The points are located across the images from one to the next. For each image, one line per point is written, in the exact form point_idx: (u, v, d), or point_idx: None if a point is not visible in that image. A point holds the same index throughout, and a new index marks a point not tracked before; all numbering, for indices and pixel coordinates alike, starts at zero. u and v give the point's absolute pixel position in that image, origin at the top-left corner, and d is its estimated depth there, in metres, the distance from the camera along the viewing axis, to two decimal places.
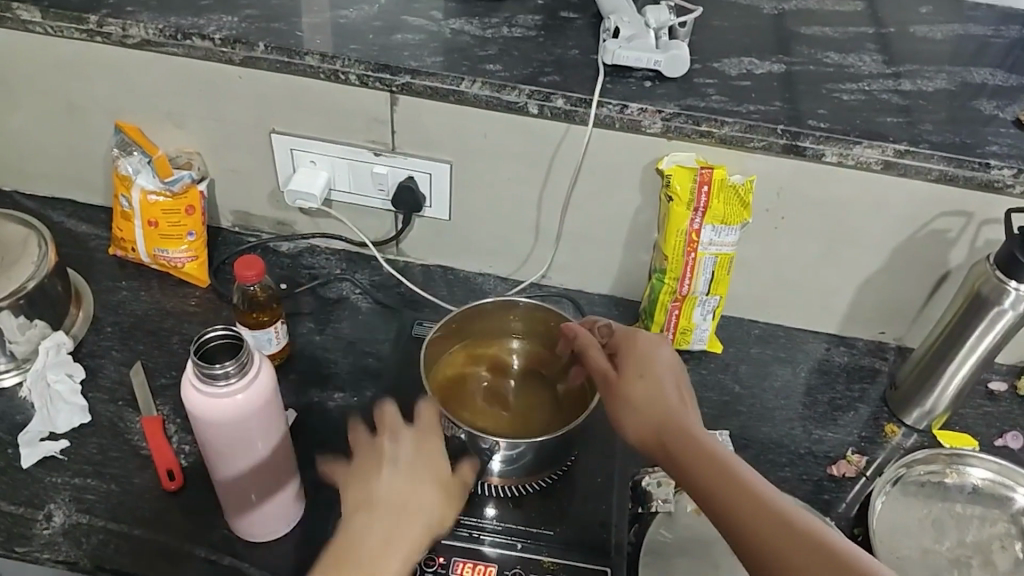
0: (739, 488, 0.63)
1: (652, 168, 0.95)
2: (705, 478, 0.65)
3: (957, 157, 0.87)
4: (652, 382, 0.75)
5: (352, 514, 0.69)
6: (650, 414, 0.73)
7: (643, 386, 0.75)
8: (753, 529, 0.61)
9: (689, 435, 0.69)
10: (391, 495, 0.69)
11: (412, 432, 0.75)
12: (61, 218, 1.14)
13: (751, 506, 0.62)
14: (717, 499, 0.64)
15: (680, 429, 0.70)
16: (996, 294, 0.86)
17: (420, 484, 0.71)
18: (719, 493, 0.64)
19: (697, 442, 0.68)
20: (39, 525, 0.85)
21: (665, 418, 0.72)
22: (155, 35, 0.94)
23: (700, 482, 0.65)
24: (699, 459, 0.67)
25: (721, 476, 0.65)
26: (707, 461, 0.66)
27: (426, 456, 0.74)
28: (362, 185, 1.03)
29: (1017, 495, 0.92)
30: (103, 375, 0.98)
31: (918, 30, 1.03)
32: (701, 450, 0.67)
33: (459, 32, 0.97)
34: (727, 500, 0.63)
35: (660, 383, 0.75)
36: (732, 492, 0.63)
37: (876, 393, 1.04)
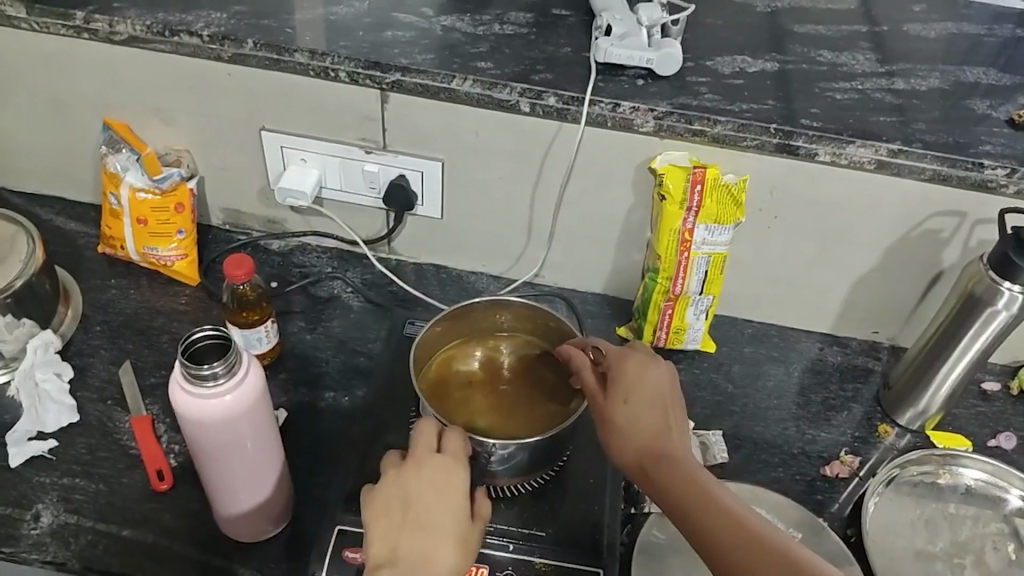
0: (747, 538, 0.63)
1: (645, 166, 0.95)
2: (710, 528, 0.65)
3: (950, 157, 0.87)
4: (644, 415, 0.74)
5: (373, 569, 0.70)
6: (645, 452, 0.72)
7: (637, 419, 0.74)
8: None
9: (688, 478, 0.68)
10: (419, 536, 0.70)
11: (438, 465, 0.74)
12: (49, 216, 1.13)
13: (761, 558, 0.62)
14: (726, 549, 0.64)
15: (678, 469, 0.69)
16: (990, 295, 0.85)
17: (444, 524, 0.71)
18: (728, 545, 0.63)
19: (697, 486, 0.68)
20: (27, 525, 0.84)
21: (660, 459, 0.71)
22: (143, 32, 0.93)
23: (706, 532, 0.65)
24: (702, 506, 0.66)
25: (727, 526, 0.64)
26: (710, 508, 0.66)
27: (447, 499, 0.73)
28: (353, 183, 1.02)
29: (1011, 496, 0.92)
30: (92, 374, 0.97)
31: (911, 29, 1.02)
32: (703, 496, 0.67)
33: (451, 29, 0.96)
34: (736, 555, 0.63)
35: (653, 415, 0.74)
36: (740, 543, 0.63)
37: (870, 392, 1.04)
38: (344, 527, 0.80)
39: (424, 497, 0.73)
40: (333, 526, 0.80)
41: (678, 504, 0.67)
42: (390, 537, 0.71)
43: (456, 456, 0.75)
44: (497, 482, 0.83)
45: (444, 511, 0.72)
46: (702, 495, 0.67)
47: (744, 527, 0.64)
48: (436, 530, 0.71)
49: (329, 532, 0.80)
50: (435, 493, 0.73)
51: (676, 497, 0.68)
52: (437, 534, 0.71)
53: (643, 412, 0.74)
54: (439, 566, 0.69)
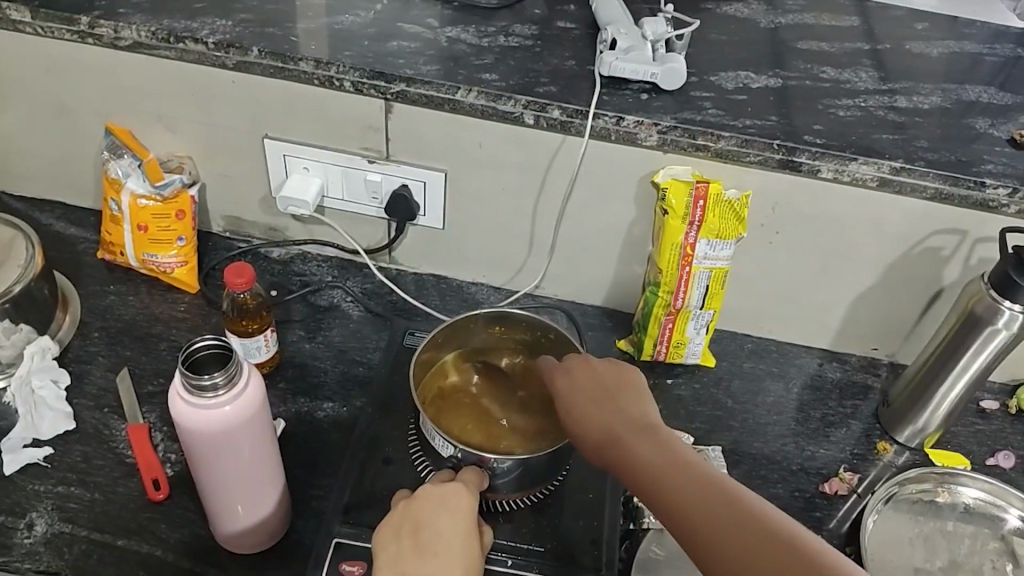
0: (730, 511, 0.62)
1: (648, 181, 0.95)
2: (691, 507, 0.63)
3: (952, 176, 0.87)
4: (618, 407, 0.74)
5: None
6: (620, 440, 0.71)
7: (611, 412, 0.74)
8: (753, 555, 0.59)
9: (663, 459, 0.68)
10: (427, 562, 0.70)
11: (451, 494, 0.75)
12: (48, 221, 1.13)
13: (745, 530, 0.60)
14: (706, 527, 0.62)
15: (655, 451, 0.69)
16: (990, 313, 0.86)
17: (452, 551, 0.71)
18: (710, 522, 0.62)
19: (676, 465, 0.67)
20: (21, 533, 0.83)
21: (636, 443, 0.70)
22: (147, 38, 0.93)
23: (686, 512, 0.63)
24: (681, 482, 0.65)
25: (708, 500, 0.63)
26: (690, 485, 0.65)
27: (458, 527, 0.73)
28: (355, 193, 1.02)
29: (1009, 516, 0.92)
30: (89, 381, 0.96)
31: (913, 46, 1.03)
32: (681, 473, 0.66)
33: (456, 40, 0.96)
34: (719, 530, 0.61)
35: (628, 404, 0.74)
36: (724, 519, 0.62)
37: (869, 409, 1.04)
38: (341, 539, 0.80)
39: (435, 521, 0.73)
40: (331, 539, 0.80)
41: (655, 485, 0.66)
42: (396, 562, 0.71)
43: (468, 488, 0.77)
44: (496, 497, 0.82)
45: (453, 539, 0.72)
46: (681, 472, 0.66)
47: (727, 498, 0.63)
48: (443, 552, 0.71)
49: (326, 545, 0.79)
50: (445, 518, 0.74)
51: (653, 480, 0.67)
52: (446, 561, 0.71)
53: (619, 404, 0.74)
54: None
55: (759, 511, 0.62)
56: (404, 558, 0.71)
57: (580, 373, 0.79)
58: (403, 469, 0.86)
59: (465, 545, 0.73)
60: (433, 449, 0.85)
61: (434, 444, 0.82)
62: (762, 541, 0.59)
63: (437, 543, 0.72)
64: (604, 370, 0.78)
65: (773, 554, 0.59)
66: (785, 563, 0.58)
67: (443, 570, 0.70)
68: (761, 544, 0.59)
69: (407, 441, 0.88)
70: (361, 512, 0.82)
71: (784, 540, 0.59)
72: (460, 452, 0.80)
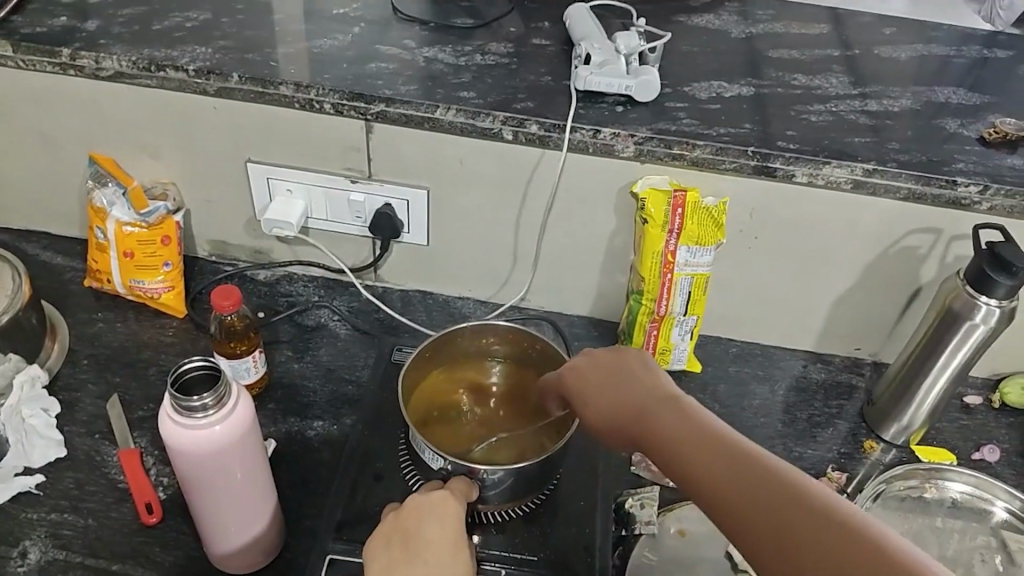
0: (749, 473, 0.57)
1: (627, 191, 0.96)
2: (709, 472, 0.59)
3: (924, 176, 0.89)
4: (636, 386, 0.72)
5: None
6: (640, 416, 0.69)
7: (630, 391, 0.72)
8: (756, 512, 0.55)
9: (680, 428, 0.64)
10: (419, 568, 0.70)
11: (439, 501, 0.76)
12: (35, 251, 1.13)
13: (764, 492, 0.56)
14: (723, 492, 0.58)
15: (672, 422, 0.65)
16: (968, 309, 0.87)
17: (443, 553, 0.72)
18: (728, 487, 0.58)
19: (694, 433, 0.63)
20: (14, 562, 0.83)
21: (651, 416, 0.67)
22: (129, 68, 0.94)
23: (702, 479, 0.59)
24: (699, 449, 0.61)
25: (726, 464, 0.59)
26: (707, 451, 0.61)
27: (447, 531, 0.74)
28: (339, 213, 1.03)
29: (996, 508, 0.93)
30: (80, 409, 0.97)
31: (882, 51, 1.05)
32: (699, 440, 0.62)
33: (433, 59, 0.98)
34: (737, 495, 0.57)
35: (646, 381, 0.72)
36: (727, 476, 0.58)
37: (854, 408, 1.05)
38: (335, 555, 0.80)
39: (424, 527, 0.74)
40: (324, 555, 0.80)
41: (674, 456, 0.63)
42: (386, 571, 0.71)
43: (456, 495, 0.77)
44: (485, 508, 0.83)
45: (443, 545, 0.73)
46: (698, 440, 0.62)
47: (747, 462, 0.58)
48: (434, 556, 0.71)
49: (319, 562, 0.79)
50: (434, 524, 0.74)
51: (672, 450, 0.63)
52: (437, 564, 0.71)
53: (637, 383, 0.72)
54: None
55: (780, 472, 0.57)
56: (391, 564, 0.71)
57: (597, 362, 0.78)
58: (394, 485, 0.87)
59: (456, 549, 0.73)
60: (424, 464, 0.85)
61: (424, 457, 0.83)
62: (782, 502, 0.55)
63: (426, 547, 0.72)
64: (612, 358, 0.77)
65: (793, 515, 0.54)
66: (785, 518, 0.54)
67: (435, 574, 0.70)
68: (780, 506, 0.55)
69: (397, 457, 0.89)
70: (353, 528, 0.82)
71: (806, 501, 0.54)
72: (450, 464, 0.80)
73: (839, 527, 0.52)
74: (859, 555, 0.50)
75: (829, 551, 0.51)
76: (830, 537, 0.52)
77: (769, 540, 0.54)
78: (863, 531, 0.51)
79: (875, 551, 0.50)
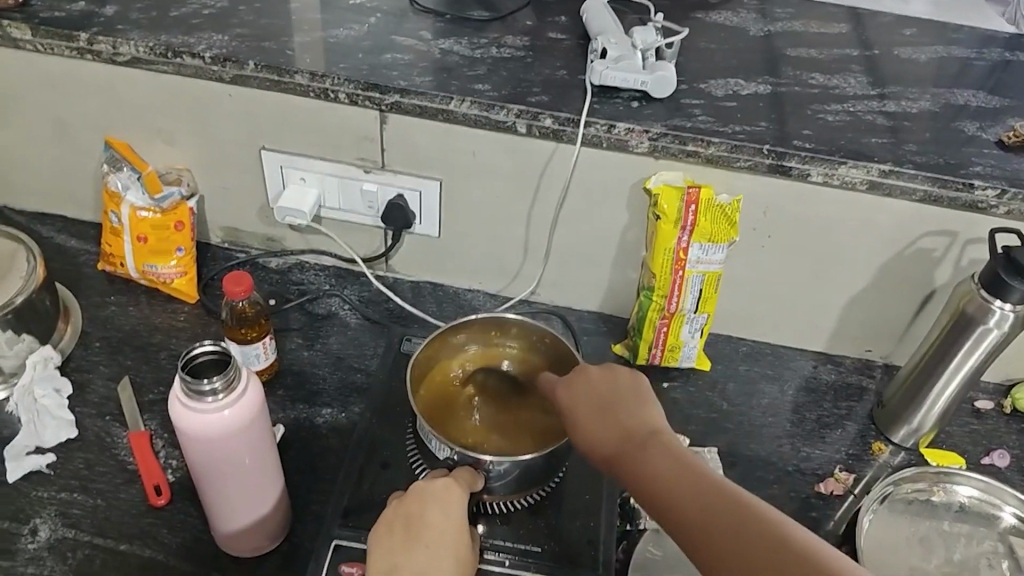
0: (737, 521, 0.60)
1: (641, 187, 0.96)
2: (697, 517, 0.62)
3: (940, 177, 0.88)
4: (625, 417, 0.74)
5: None
6: (629, 449, 0.71)
7: (620, 422, 0.74)
8: (744, 554, 0.59)
9: (668, 470, 0.67)
10: (418, 563, 0.71)
11: (441, 489, 0.76)
12: (50, 234, 1.14)
13: (750, 540, 0.59)
14: (711, 539, 0.61)
15: (661, 461, 0.68)
16: (981, 313, 0.86)
17: (442, 546, 0.72)
18: (714, 533, 0.61)
19: (683, 476, 0.66)
20: (24, 539, 0.84)
21: (640, 450, 0.70)
22: (146, 53, 0.94)
23: (691, 524, 0.62)
24: (689, 494, 0.64)
25: (713, 511, 0.62)
26: (697, 494, 0.64)
27: (448, 521, 0.74)
28: (352, 202, 1.04)
29: (1005, 513, 0.92)
30: (91, 390, 0.97)
31: (902, 52, 1.04)
32: (690, 485, 0.65)
33: (449, 51, 0.98)
34: (723, 543, 0.60)
35: (633, 413, 0.74)
36: (716, 519, 0.61)
37: (863, 410, 1.05)
38: (341, 541, 0.80)
39: (424, 517, 0.74)
40: (330, 540, 0.80)
41: (661, 497, 0.65)
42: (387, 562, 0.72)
43: (459, 482, 0.77)
44: (490, 498, 0.83)
45: (443, 536, 0.73)
46: (688, 483, 0.65)
47: (735, 510, 0.61)
48: (433, 547, 0.72)
49: (325, 547, 0.80)
50: (435, 513, 0.74)
51: (659, 490, 0.66)
52: (436, 558, 0.72)
53: (625, 415, 0.74)
54: None
55: (768, 520, 0.60)
56: (394, 552, 0.72)
57: (588, 383, 0.79)
58: (401, 473, 0.87)
59: (456, 540, 0.73)
60: (430, 454, 0.85)
61: (431, 447, 0.83)
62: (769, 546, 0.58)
63: (427, 536, 0.73)
64: (599, 378, 0.78)
65: (779, 565, 0.57)
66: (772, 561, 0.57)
67: (434, 566, 0.71)
68: (766, 554, 0.58)
69: (405, 446, 0.89)
70: (359, 515, 0.83)
71: (792, 551, 0.57)
72: (456, 453, 0.80)
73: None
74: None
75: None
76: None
77: None
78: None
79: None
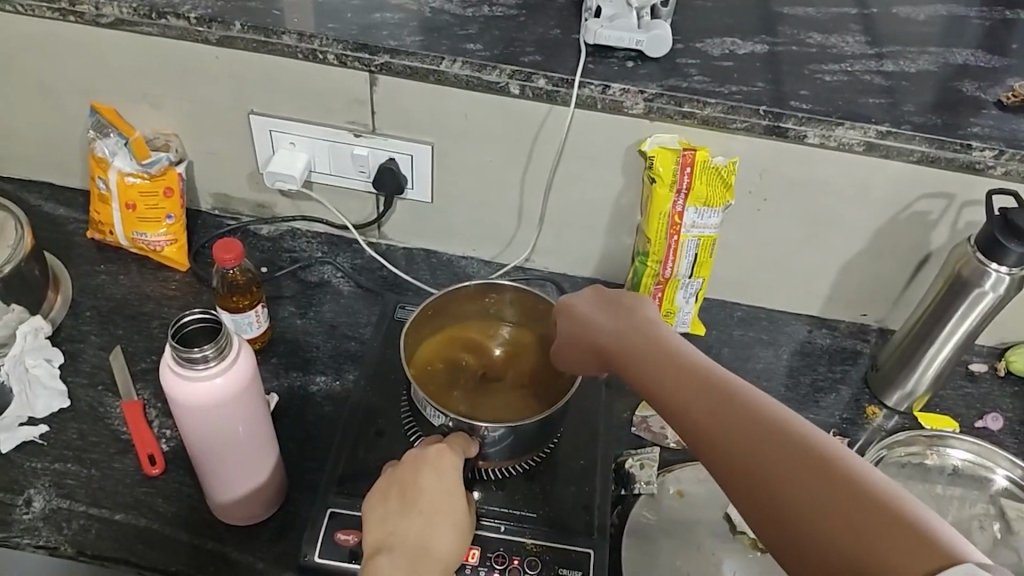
0: (744, 422, 0.59)
1: (635, 150, 0.95)
2: (703, 423, 0.61)
3: (938, 138, 0.87)
4: (636, 333, 0.73)
5: (372, 554, 0.71)
6: (634, 361, 0.70)
7: (629, 334, 0.73)
8: (752, 458, 0.57)
9: (673, 376, 0.66)
10: (415, 528, 0.72)
11: (437, 454, 0.76)
12: (38, 201, 1.13)
13: (756, 442, 0.57)
14: (717, 441, 0.59)
15: (668, 370, 0.67)
16: (977, 276, 0.86)
17: (440, 511, 0.73)
18: (722, 439, 0.59)
19: (690, 381, 0.64)
20: (19, 510, 0.84)
21: (648, 363, 0.69)
22: (129, 14, 0.92)
23: (700, 428, 0.61)
24: (698, 400, 0.62)
25: (721, 418, 0.60)
26: (706, 400, 0.62)
27: (444, 486, 0.75)
28: (343, 168, 1.02)
29: (996, 476, 0.93)
30: (83, 360, 0.97)
31: (902, 11, 1.02)
32: (699, 391, 0.63)
33: (440, 11, 0.95)
34: (730, 448, 0.58)
35: (644, 331, 0.72)
36: (725, 423, 0.59)
37: (858, 374, 1.05)
38: (336, 508, 0.81)
39: (421, 483, 0.74)
40: (326, 508, 0.81)
41: (670, 404, 0.64)
42: (383, 529, 0.72)
43: (453, 447, 0.78)
44: (486, 465, 0.83)
45: (441, 504, 0.74)
46: (697, 388, 0.63)
47: (741, 414, 0.59)
48: (429, 513, 0.73)
49: (320, 515, 0.80)
50: (432, 479, 0.75)
51: (667, 398, 0.65)
52: (434, 524, 0.72)
53: (633, 330, 0.73)
54: (437, 551, 0.71)
55: (776, 422, 0.57)
56: (391, 517, 0.73)
57: (599, 304, 0.79)
58: (395, 441, 0.87)
59: (453, 506, 0.74)
60: (425, 421, 0.85)
61: (426, 415, 0.83)
62: (779, 450, 0.56)
63: (424, 503, 0.73)
64: (616, 301, 0.78)
65: (784, 470, 0.55)
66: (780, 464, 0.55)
67: (430, 532, 0.72)
68: (772, 456, 0.56)
69: (399, 413, 0.89)
70: (354, 483, 0.83)
71: (800, 452, 0.55)
72: (450, 420, 0.80)
73: (835, 478, 0.53)
74: (847, 511, 0.51)
75: (817, 505, 0.52)
76: (818, 490, 0.53)
77: (764, 486, 0.55)
78: (856, 485, 0.52)
79: (864, 506, 0.51)
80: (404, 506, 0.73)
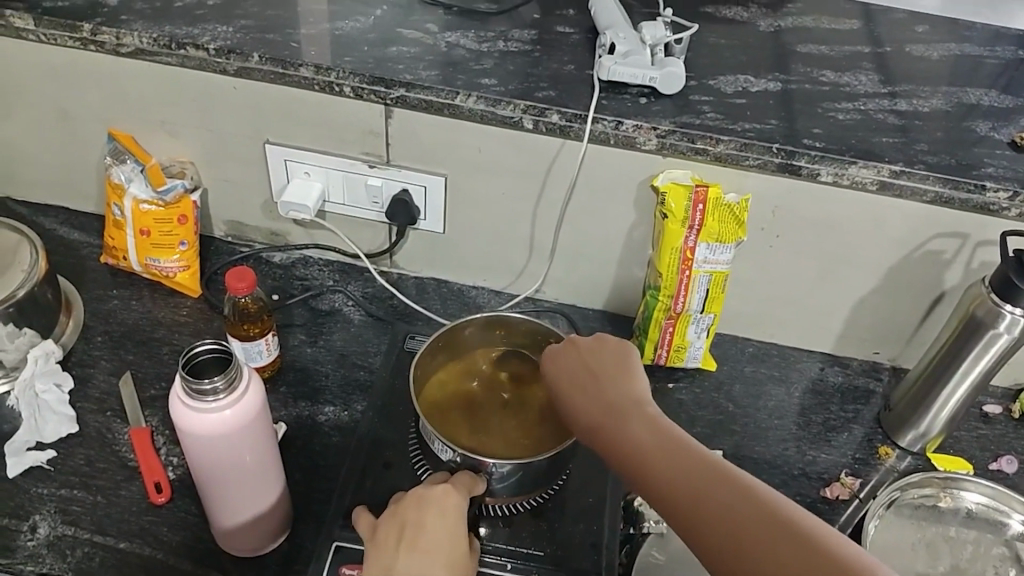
0: (725, 493, 0.61)
1: (648, 185, 0.95)
2: (682, 495, 0.62)
3: (952, 179, 0.87)
4: (613, 394, 0.74)
5: None
6: (610, 422, 0.71)
7: (604, 397, 0.74)
8: (735, 533, 0.59)
9: (653, 441, 0.67)
10: (412, 564, 0.70)
11: (439, 492, 0.75)
12: (53, 226, 1.14)
13: (740, 513, 0.59)
14: (702, 510, 0.61)
15: (645, 436, 0.68)
16: (991, 317, 0.85)
17: (440, 548, 0.71)
18: (703, 511, 0.61)
19: (667, 448, 0.66)
20: (24, 536, 0.84)
21: (626, 429, 0.70)
22: (149, 45, 0.93)
23: (679, 500, 0.62)
24: (677, 471, 0.64)
25: (702, 490, 0.62)
26: (686, 470, 0.64)
27: (445, 524, 0.73)
28: (357, 198, 1.03)
29: (1012, 521, 0.91)
30: (92, 385, 0.97)
31: (914, 49, 1.03)
32: (679, 460, 0.65)
33: (455, 45, 0.96)
34: (712, 521, 0.60)
35: (620, 390, 0.74)
36: (708, 496, 0.61)
37: (870, 413, 1.04)
38: (340, 542, 0.80)
39: (421, 521, 0.73)
40: (331, 542, 0.80)
41: (649, 474, 0.65)
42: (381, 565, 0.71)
43: (457, 488, 0.77)
44: (493, 501, 0.82)
45: (439, 542, 0.72)
46: (676, 458, 0.65)
47: (723, 483, 0.61)
48: (427, 549, 0.71)
49: (326, 548, 0.80)
50: (431, 516, 0.73)
51: (644, 465, 0.66)
52: (433, 560, 0.70)
53: (610, 387, 0.74)
54: None
55: (759, 496, 0.60)
56: (391, 552, 0.71)
57: (574, 356, 0.79)
58: (403, 473, 0.86)
59: (452, 544, 0.72)
60: (432, 454, 0.85)
61: (433, 447, 0.83)
62: (766, 524, 0.58)
63: (425, 540, 0.71)
64: (590, 354, 0.78)
65: (771, 544, 0.57)
66: (764, 536, 0.57)
67: (428, 568, 0.69)
68: (758, 531, 0.58)
69: (407, 446, 0.89)
70: None
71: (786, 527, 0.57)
72: (458, 456, 0.80)
73: (819, 551, 0.56)
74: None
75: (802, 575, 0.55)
76: (804, 559, 0.56)
77: (750, 559, 0.57)
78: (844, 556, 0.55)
79: None
80: (402, 542, 0.72)
